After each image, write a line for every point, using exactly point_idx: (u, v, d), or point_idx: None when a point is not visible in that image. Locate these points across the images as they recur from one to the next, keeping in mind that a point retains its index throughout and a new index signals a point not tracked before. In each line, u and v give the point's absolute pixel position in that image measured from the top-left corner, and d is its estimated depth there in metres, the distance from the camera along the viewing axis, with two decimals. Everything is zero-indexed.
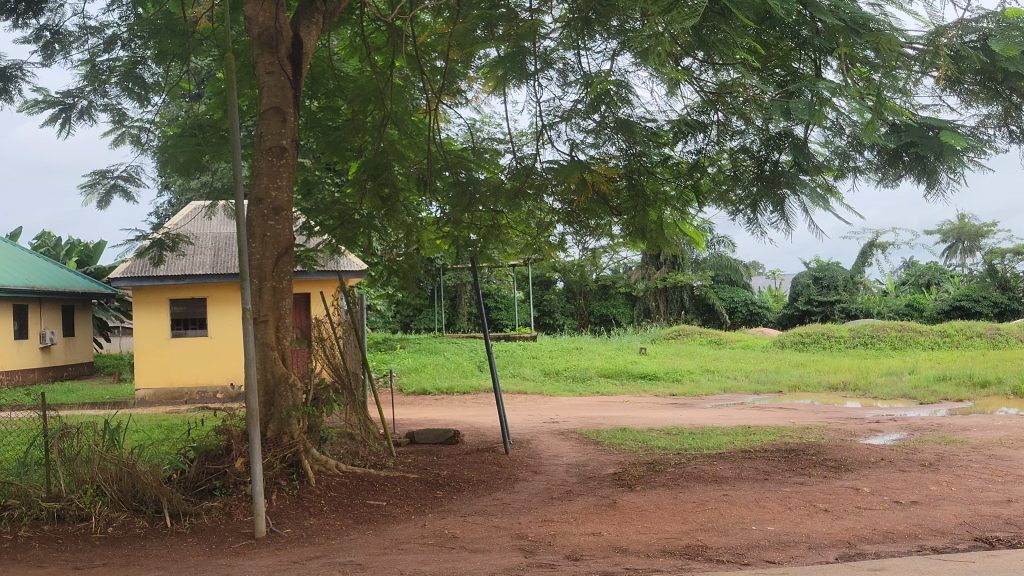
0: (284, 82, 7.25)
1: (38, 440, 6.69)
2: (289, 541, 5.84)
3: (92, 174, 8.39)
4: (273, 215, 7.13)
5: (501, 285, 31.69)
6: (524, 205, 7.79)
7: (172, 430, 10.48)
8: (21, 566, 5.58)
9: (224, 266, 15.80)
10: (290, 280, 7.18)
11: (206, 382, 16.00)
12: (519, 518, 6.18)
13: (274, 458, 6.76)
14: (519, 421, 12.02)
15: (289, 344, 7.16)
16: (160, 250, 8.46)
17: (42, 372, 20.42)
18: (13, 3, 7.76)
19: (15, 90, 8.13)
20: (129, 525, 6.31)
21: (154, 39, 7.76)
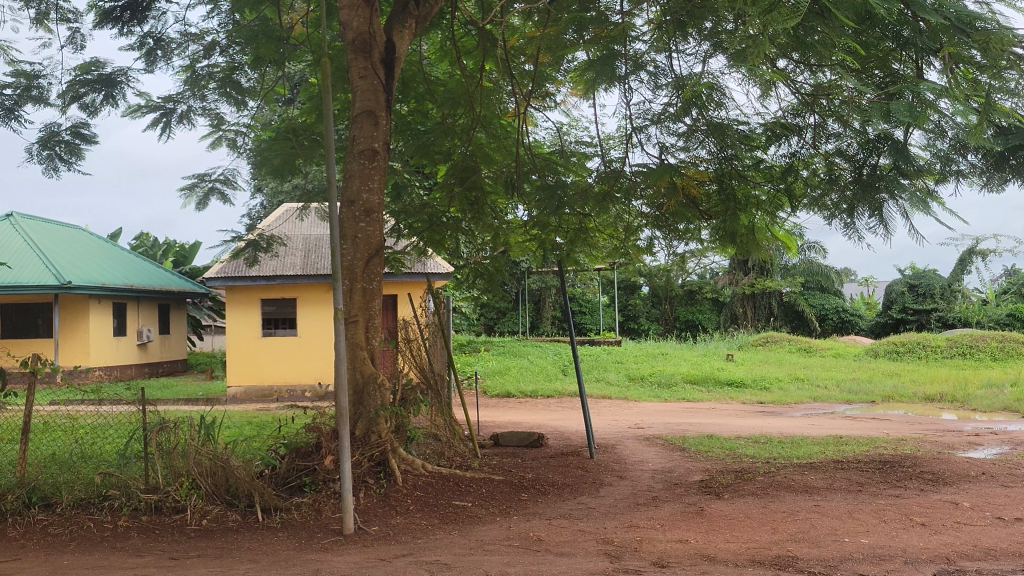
0: (377, 86, 7.34)
1: (137, 433, 6.92)
2: (376, 538, 5.92)
3: (192, 177, 8.65)
4: (364, 217, 7.24)
5: (585, 289, 31.63)
6: (612, 208, 7.75)
7: (262, 427, 10.73)
8: (121, 555, 5.78)
9: (314, 267, 16.12)
10: (379, 281, 7.27)
11: (295, 381, 16.32)
12: (605, 523, 6.14)
13: (362, 456, 6.87)
14: (605, 426, 11.97)
15: (378, 344, 7.26)
16: (254, 250, 8.68)
17: (139, 367, 21.13)
18: (118, 11, 8.05)
19: (120, 95, 8.42)
20: (222, 518, 6.46)
21: (252, 45, 7.96)
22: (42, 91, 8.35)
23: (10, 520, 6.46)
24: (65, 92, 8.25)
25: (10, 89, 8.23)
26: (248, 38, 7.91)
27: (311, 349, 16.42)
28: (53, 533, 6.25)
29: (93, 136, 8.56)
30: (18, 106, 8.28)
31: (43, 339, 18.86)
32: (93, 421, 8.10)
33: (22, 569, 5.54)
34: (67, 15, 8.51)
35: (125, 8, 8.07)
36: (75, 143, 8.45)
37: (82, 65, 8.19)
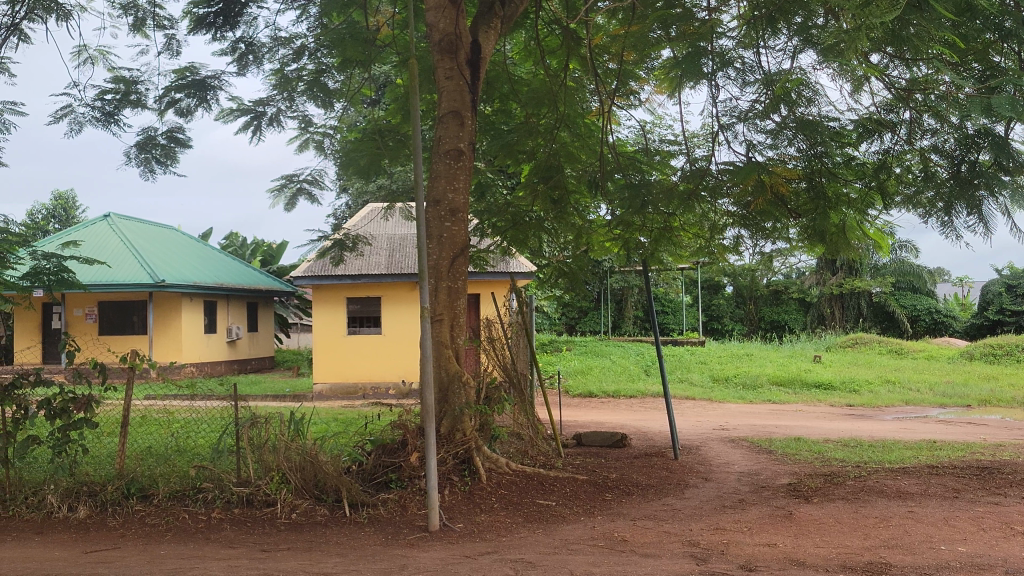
0: (463, 86, 7.41)
1: (230, 428, 7.09)
2: (462, 535, 5.97)
3: (281, 179, 8.83)
4: (450, 216, 7.29)
5: (668, 288, 31.36)
6: (697, 207, 7.71)
7: (349, 424, 10.91)
8: (214, 546, 5.94)
9: (398, 266, 16.32)
10: (464, 280, 7.31)
11: (379, 378, 16.58)
12: (691, 525, 6.08)
13: (447, 454, 6.94)
14: (689, 427, 11.85)
15: (463, 342, 7.31)
16: (341, 250, 8.83)
17: (228, 364, 21.68)
18: (211, 16, 8.27)
19: (213, 99, 8.64)
20: (310, 512, 6.58)
21: (339, 48, 8.09)
22: (140, 96, 8.62)
23: (109, 510, 6.69)
24: (161, 97, 8.53)
25: (110, 95, 8.53)
26: (336, 41, 8.04)
27: (396, 348, 16.64)
28: (150, 523, 6.45)
29: (187, 139, 8.81)
30: (118, 111, 8.58)
31: (138, 335, 19.48)
32: (188, 415, 8.34)
33: (122, 558, 5.74)
34: (164, 22, 8.78)
35: (218, 14, 8.29)
36: (170, 147, 8.71)
37: (177, 70, 8.44)
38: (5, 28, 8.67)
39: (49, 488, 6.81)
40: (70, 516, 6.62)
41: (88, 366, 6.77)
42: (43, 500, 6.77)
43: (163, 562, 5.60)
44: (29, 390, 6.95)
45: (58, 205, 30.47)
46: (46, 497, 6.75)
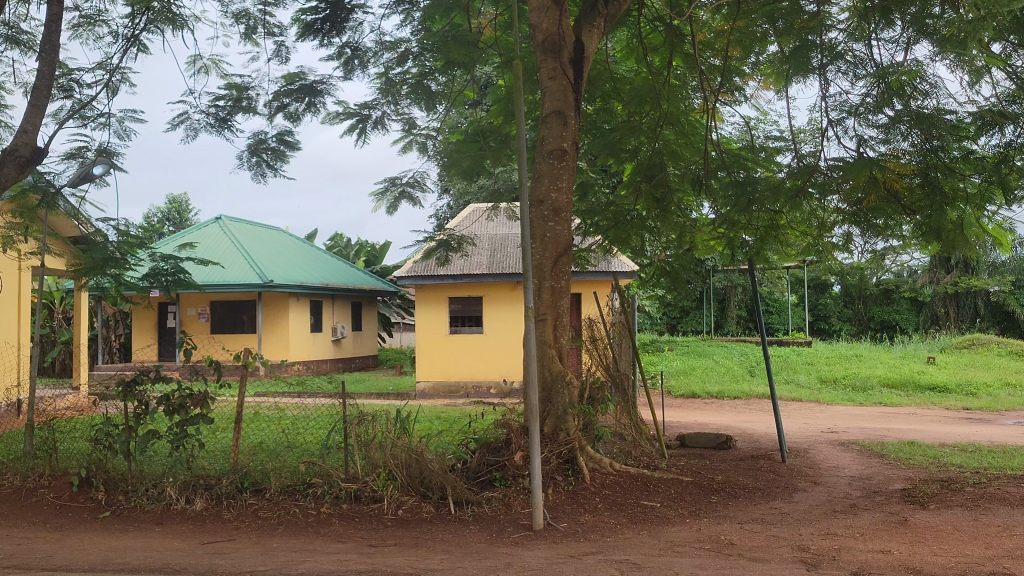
0: (566, 86, 7.40)
1: (338, 425, 7.25)
2: (566, 535, 5.97)
3: (384, 181, 9.00)
4: (553, 217, 7.29)
5: (773, 287, 30.75)
6: (805, 204, 7.54)
7: (452, 422, 11.03)
8: (324, 539, 6.10)
9: (499, 266, 16.40)
10: (567, 280, 7.31)
11: (481, 377, 16.69)
12: (801, 529, 5.94)
13: (551, 453, 6.95)
14: (797, 429, 11.59)
15: (567, 343, 7.32)
16: (445, 250, 8.93)
17: (334, 362, 22.18)
18: (317, 22, 8.51)
19: (321, 103, 8.88)
20: (416, 509, 6.68)
21: (443, 50, 8.18)
22: (250, 102, 8.89)
23: (224, 503, 6.91)
24: (271, 101, 8.80)
25: (223, 101, 8.84)
26: (440, 43, 8.13)
27: (497, 347, 16.72)
28: (263, 516, 6.65)
29: (296, 142, 9.04)
30: (230, 116, 8.89)
31: (248, 334, 20.10)
32: (298, 411, 8.56)
33: (236, 549, 5.93)
34: (273, 29, 9.04)
35: (325, 20, 8.53)
36: (279, 149, 8.95)
37: (286, 75, 8.69)
38: (126, 40, 9.08)
39: (167, 481, 7.08)
40: (188, 508, 6.88)
41: (203, 363, 7.01)
42: (163, 491, 7.05)
43: (276, 554, 5.76)
44: (150, 386, 7.24)
45: (172, 208, 31.64)
46: (165, 489, 7.02)
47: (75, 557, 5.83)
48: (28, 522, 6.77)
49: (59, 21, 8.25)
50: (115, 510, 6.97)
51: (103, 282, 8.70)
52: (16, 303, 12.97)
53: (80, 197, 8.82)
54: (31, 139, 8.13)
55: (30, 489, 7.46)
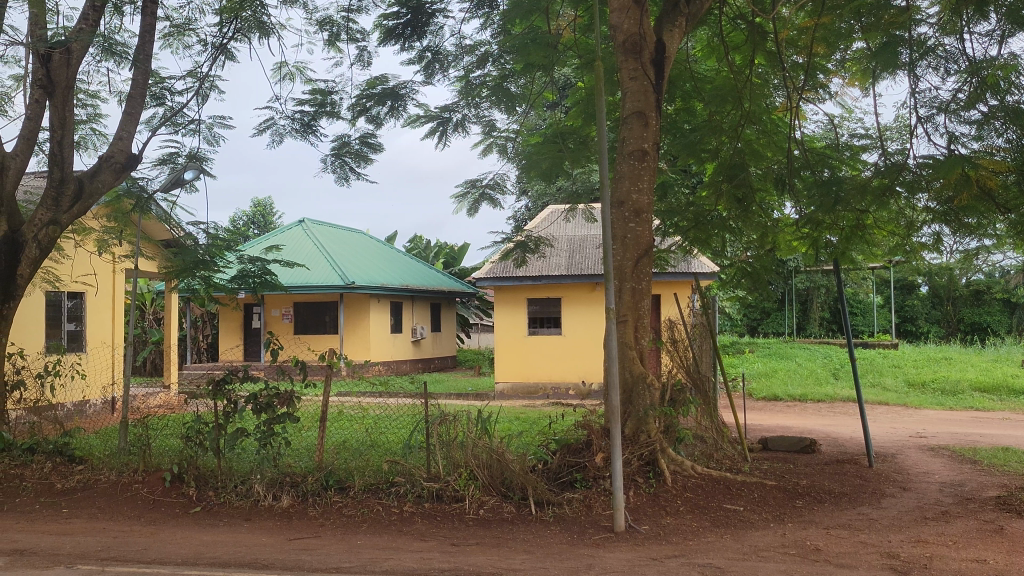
0: (648, 87, 7.35)
1: (420, 424, 7.33)
2: (648, 537, 5.95)
3: (465, 183, 9.08)
4: (634, 218, 7.27)
5: (857, 288, 30.07)
6: (893, 203, 7.37)
7: (531, 422, 11.07)
8: (407, 538, 6.18)
9: (578, 266, 16.39)
10: (649, 281, 7.28)
11: (559, 378, 16.68)
12: (890, 536, 5.82)
13: (631, 455, 6.92)
14: (884, 433, 11.34)
15: (648, 344, 7.28)
16: (523, 251, 8.97)
17: (413, 363, 22.44)
18: (399, 27, 8.66)
19: (404, 107, 9.01)
20: (498, 509, 6.72)
21: (523, 53, 8.19)
22: (334, 106, 9.08)
23: (310, 500, 7.05)
24: (354, 105, 8.96)
25: (307, 106, 9.02)
26: (519, 47, 8.16)
27: (575, 349, 16.67)
28: (348, 514, 6.77)
29: (379, 145, 9.18)
30: (314, 121, 9.07)
31: (330, 334, 20.48)
32: (381, 410, 8.68)
33: (322, 546, 6.05)
34: (356, 35, 9.19)
35: (407, 25, 8.66)
36: (361, 152, 9.10)
37: (369, 80, 8.85)
38: (215, 48, 9.33)
39: (255, 478, 7.25)
40: (275, 505, 7.03)
41: (290, 364, 7.12)
42: (251, 488, 7.22)
43: (361, 552, 5.86)
44: (238, 386, 7.40)
45: (256, 212, 32.37)
46: (253, 486, 7.19)
47: (168, 550, 6.02)
48: (124, 516, 7.01)
49: (152, 31, 8.53)
50: (205, 506, 7.17)
51: (193, 284, 8.96)
52: (110, 304, 13.45)
53: (170, 201, 9.09)
54: (125, 146, 8.48)
55: (124, 484, 7.70)
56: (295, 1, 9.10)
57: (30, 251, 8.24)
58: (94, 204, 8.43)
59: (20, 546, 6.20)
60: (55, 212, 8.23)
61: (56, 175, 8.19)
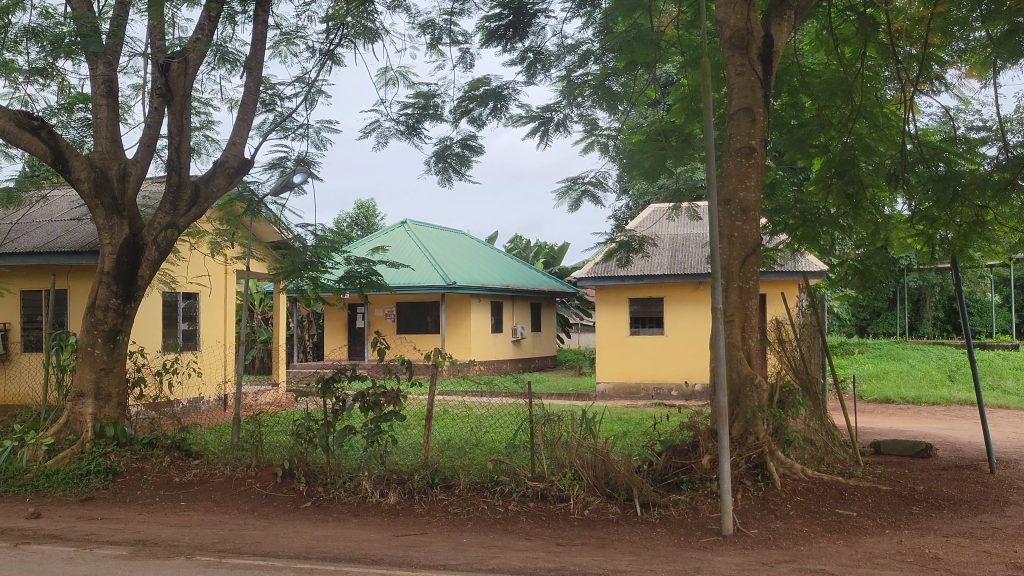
0: (754, 82, 7.24)
1: (524, 423, 7.35)
2: (757, 542, 5.84)
3: (566, 181, 9.08)
4: (741, 216, 7.14)
5: (973, 286, 28.84)
6: (1015, 199, 7.29)
7: (635, 423, 10.99)
8: (512, 537, 6.21)
9: (680, 266, 16.17)
10: (757, 280, 7.13)
11: (661, 379, 16.52)
12: (1015, 546, 5.57)
13: (739, 457, 6.84)
14: (1007, 438, 10.87)
15: (756, 344, 7.15)
16: (626, 251, 8.90)
17: (514, 362, 22.54)
18: (500, 28, 8.71)
19: (506, 107, 9.06)
20: (603, 509, 6.69)
21: (626, 52, 8.17)
22: (437, 109, 9.22)
23: (416, 497, 7.14)
24: (456, 107, 9.08)
25: (411, 109, 9.17)
26: (622, 45, 8.14)
27: (677, 348, 16.48)
28: (454, 512, 6.83)
29: (480, 146, 9.26)
30: (418, 124, 9.21)
31: (431, 334, 20.74)
32: (484, 410, 8.73)
33: (429, 543, 6.12)
34: (458, 37, 9.29)
35: (508, 26, 8.71)
36: (463, 154, 9.21)
37: (472, 82, 8.91)
38: (322, 54, 9.55)
39: (363, 474, 7.40)
40: (382, 502, 7.15)
41: (396, 362, 7.21)
42: (359, 485, 7.37)
43: (467, 550, 5.91)
44: (347, 384, 7.55)
45: (359, 213, 33.04)
46: (361, 483, 7.33)
47: (281, 544, 6.18)
48: (238, 509, 7.23)
49: (263, 39, 8.77)
50: (315, 501, 7.33)
51: (301, 285, 9.17)
52: (222, 304, 13.90)
53: (279, 204, 9.32)
54: (238, 151, 8.77)
55: (238, 479, 7.95)
56: (399, 6, 9.24)
57: (150, 253, 8.57)
58: (209, 207, 8.75)
59: (142, 536, 6.47)
60: (173, 215, 8.58)
61: (174, 180, 8.52)
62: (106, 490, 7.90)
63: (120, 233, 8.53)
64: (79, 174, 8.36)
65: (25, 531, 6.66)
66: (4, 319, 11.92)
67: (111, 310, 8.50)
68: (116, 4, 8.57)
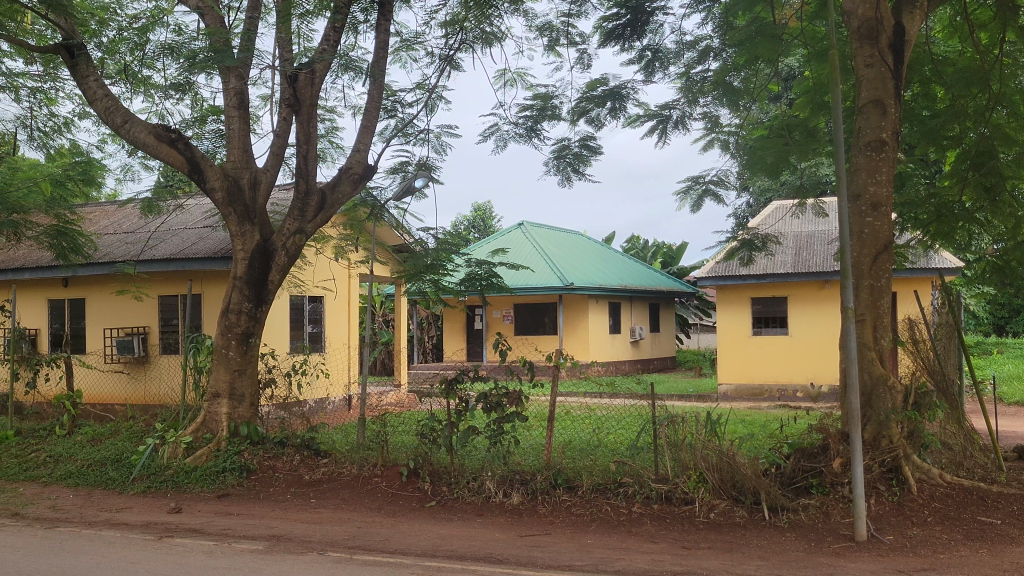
0: (886, 73, 7.01)
1: (648, 425, 7.29)
2: (893, 549, 5.64)
3: (686, 180, 8.98)
4: (871, 212, 6.92)
5: None
6: None
7: (760, 425, 10.76)
8: (636, 539, 6.17)
9: (805, 264, 15.75)
10: (889, 278, 6.89)
11: (786, 380, 16.14)
12: None
13: (872, 461, 6.62)
14: None
15: (889, 344, 6.90)
16: (749, 249, 8.72)
17: (632, 363, 22.38)
18: (618, 28, 8.67)
19: (625, 106, 9.04)
20: (729, 513, 6.57)
21: (748, 47, 8.06)
22: (556, 110, 9.26)
23: (540, 498, 7.15)
24: (574, 108, 9.10)
25: (531, 111, 9.23)
26: (745, 40, 8.00)
27: (802, 349, 16.07)
28: (577, 513, 6.83)
29: (598, 146, 9.27)
30: (537, 125, 9.27)
31: (549, 335, 20.79)
32: (606, 411, 8.69)
33: (554, 543, 6.14)
34: (576, 39, 9.32)
35: (627, 25, 8.67)
36: (580, 154, 9.24)
37: (590, 83, 8.93)
38: (442, 60, 9.72)
39: (487, 474, 7.45)
40: (506, 502, 7.19)
41: (518, 364, 7.22)
42: (482, 485, 7.43)
43: (592, 551, 5.90)
44: (469, 385, 7.63)
45: (477, 216, 33.35)
46: (485, 483, 7.39)
47: (409, 542, 6.30)
48: (366, 508, 7.40)
49: (386, 47, 8.97)
50: (440, 500, 7.42)
51: (423, 287, 9.32)
52: (346, 307, 14.25)
53: (401, 208, 9.50)
54: (362, 158, 8.98)
55: (365, 477, 8.12)
56: (519, 10, 9.33)
57: (280, 259, 8.85)
58: (336, 212, 8.97)
59: (277, 531, 6.69)
60: (302, 221, 8.85)
61: (302, 187, 8.81)
62: (240, 486, 8.20)
63: (252, 239, 8.86)
64: (213, 183, 8.69)
65: (167, 525, 6.98)
66: (142, 323, 12.48)
67: (244, 313, 8.83)
68: (246, 19, 8.90)
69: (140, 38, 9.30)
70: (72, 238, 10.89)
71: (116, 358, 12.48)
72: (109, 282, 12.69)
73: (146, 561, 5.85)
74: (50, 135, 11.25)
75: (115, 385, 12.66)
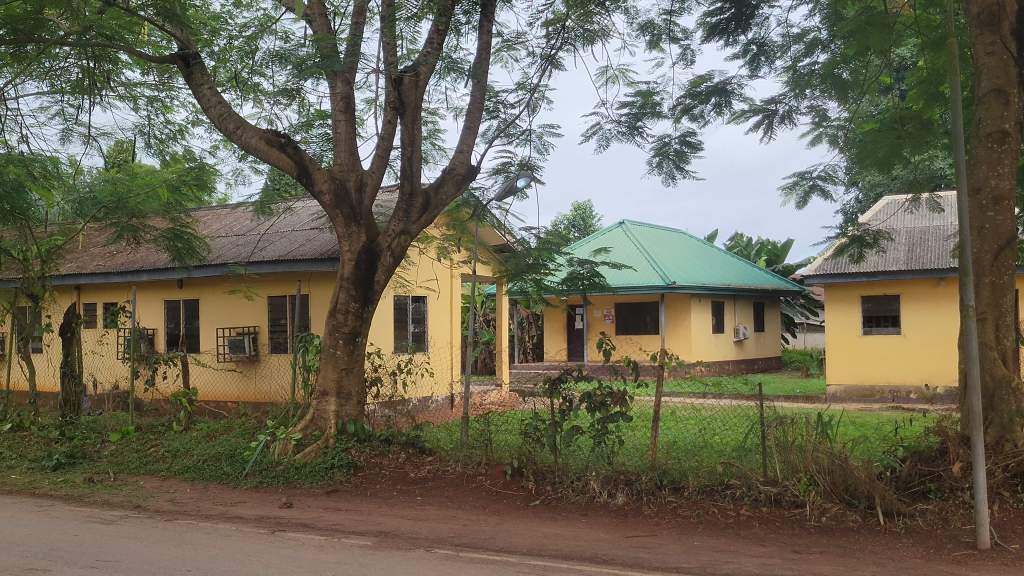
0: (1007, 61, 6.73)
1: (756, 426, 7.15)
2: (1020, 558, 5.40)
3: (793, 176, 8.78)
4: (993, 206, 6.64)
5: None
6: None
7: (874, 429, 10.43)
8: (746, 542, 6.07)
9: (918, 261, 15.23)
10: (1012, 274, 6.61)
11: (898, 381, 15.64)
12: None
13: (995, 465, 6.36)
14: None
15: (1012, 344, 6.61)
16: (860, 246, 8.45)
17: (736, 363, 22.01)
18: (723, 23, 8.55)
19: (730, 102, 8.90)
20: (842, 517, 6.39)
21: (858, 38, 7.84)
22: (659, 107, 9.18)
23: (645, 499, 7.09)
24: (678, 105, 9.00)
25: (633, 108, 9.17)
26: (855, 30, 7.79)
27: (915, 348, 15.53)
28: (683, 515, 6.75)
29: (700, 143, 9.15)
30: (638, 123, 9.21)
31: (651, 335, 20.60)
32: (711, 411, 8.56)
33: (660, 545, 6.08)
34: (678, 35, 9.24)
35: (731, 19, 8.54)
36: (683, 151, 9.14)
37: (694, 79, 8.82)
38: (544, 60, 9.74)
39: (591, 474, 7.43)
40: (611, 502, 7.16)
41: (622, 363, 7.17)
42: (587, 484, 7.40)
43: (700, 553, 5.82)
44: (573, 385, 7.63)
45: (577, 216, 33.29)
46: (590, 482, 7.37)
47: (514, 541, 6.33)
48: (470, 506, 7.46)
49: (489, 48, 9.04)
50: (544, 500, 7.43)
51: (525, 287, 9.34)
52: (449, 307, 14.40)
53: (504, 209, 9.54)
54: (465, 158, 9.05)
55: (470, 476, 8.19)
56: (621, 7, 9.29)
57: (385, 259, 9.00)
58: (440, 213, 9.06)
59: (384, 528, 6.80)
60: (407, 222, 8.97)
61: (407, 188, 8.94)
62: (348, 483, 8.36)
63: (358, 240, 9.01)
64: (321, 186, 8.92)
65: (280, 520, 7.17)
66: (253, 323, 12.85)
67: (351, 313, 9.00)
68: (352, 25, 9.09)
69: (250, 47, 9.60)
70: (187, 240, 11.31)
71: (229, 357, 12.90)
72: (222, 283, 13.11)
73: (260, 554, 6.01)
74: (166, 142, 11.69)
75: (228, 383, 13.08)
